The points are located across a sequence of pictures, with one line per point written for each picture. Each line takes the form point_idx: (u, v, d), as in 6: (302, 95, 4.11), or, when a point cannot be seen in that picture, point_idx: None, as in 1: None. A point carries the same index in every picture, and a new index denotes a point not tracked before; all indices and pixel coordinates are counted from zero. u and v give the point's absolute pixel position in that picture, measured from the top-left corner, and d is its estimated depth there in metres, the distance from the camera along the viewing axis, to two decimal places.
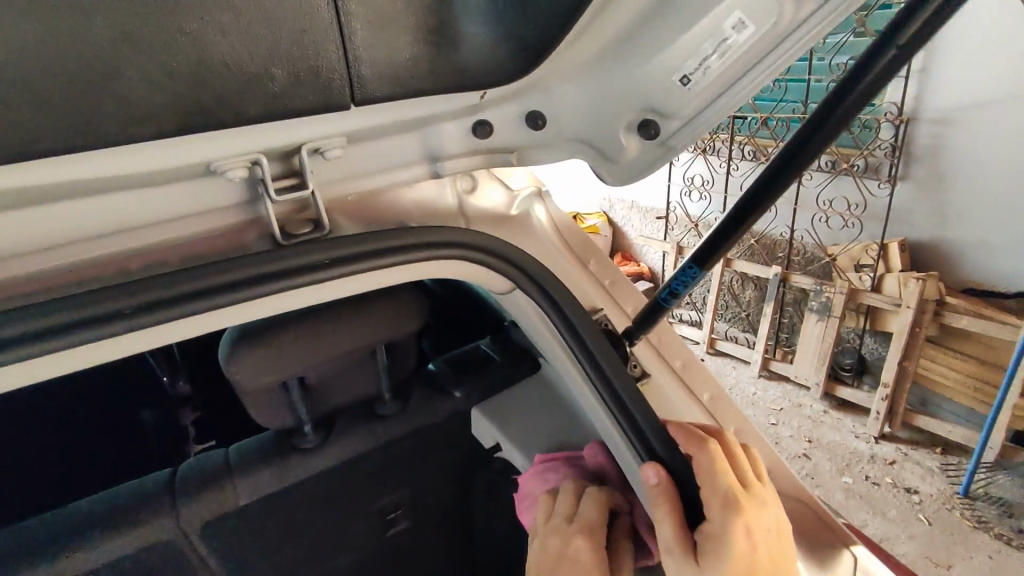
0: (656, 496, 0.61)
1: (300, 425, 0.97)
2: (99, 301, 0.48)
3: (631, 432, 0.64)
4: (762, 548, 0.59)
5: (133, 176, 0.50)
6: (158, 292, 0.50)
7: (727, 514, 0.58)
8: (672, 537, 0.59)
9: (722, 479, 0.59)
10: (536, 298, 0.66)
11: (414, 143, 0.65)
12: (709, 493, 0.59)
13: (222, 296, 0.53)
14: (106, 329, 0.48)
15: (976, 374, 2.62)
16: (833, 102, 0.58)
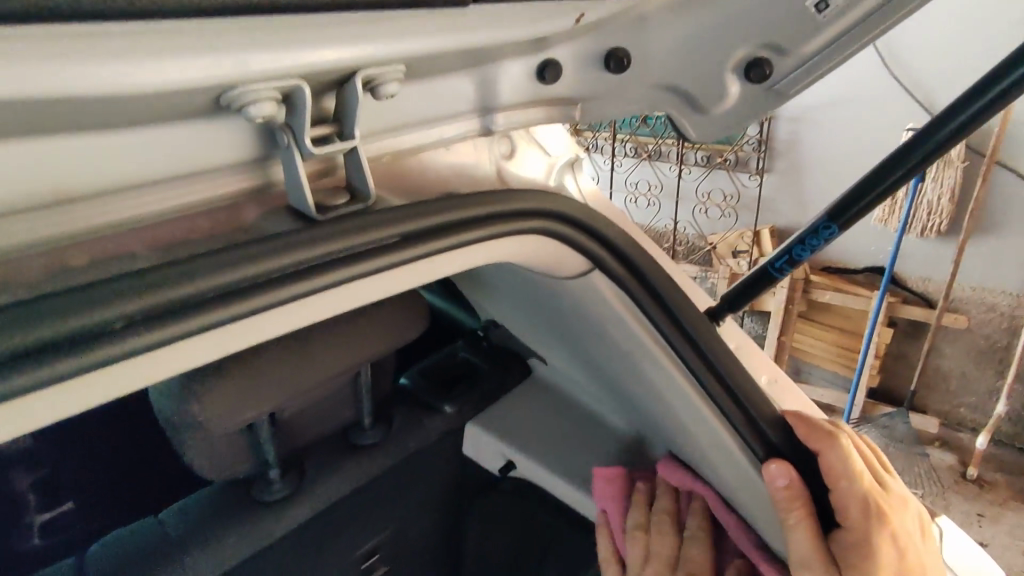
0: (786, 504, 0.56)
1: (263, 472, 0.77)
2: (133, 293, 0.31)
3: (744, 425, 0.57)
4: (902, 551, 0.56)
5: (151, 105, 0.33)
6: (216, 279, 0.34)
7: (870, 522, 0.55)
8: (813, 551, 0.56)
9: (861, 485, 0.55)
10: (626, 282, 0.55)
11: (468, 88, 0.50)
12: (847, 500, 0.55)
13: (287, 287, 0.37)
14: (144, 335, 0.32)
15: (840, 342, 2.94)
16: (991, 80, 0.46)
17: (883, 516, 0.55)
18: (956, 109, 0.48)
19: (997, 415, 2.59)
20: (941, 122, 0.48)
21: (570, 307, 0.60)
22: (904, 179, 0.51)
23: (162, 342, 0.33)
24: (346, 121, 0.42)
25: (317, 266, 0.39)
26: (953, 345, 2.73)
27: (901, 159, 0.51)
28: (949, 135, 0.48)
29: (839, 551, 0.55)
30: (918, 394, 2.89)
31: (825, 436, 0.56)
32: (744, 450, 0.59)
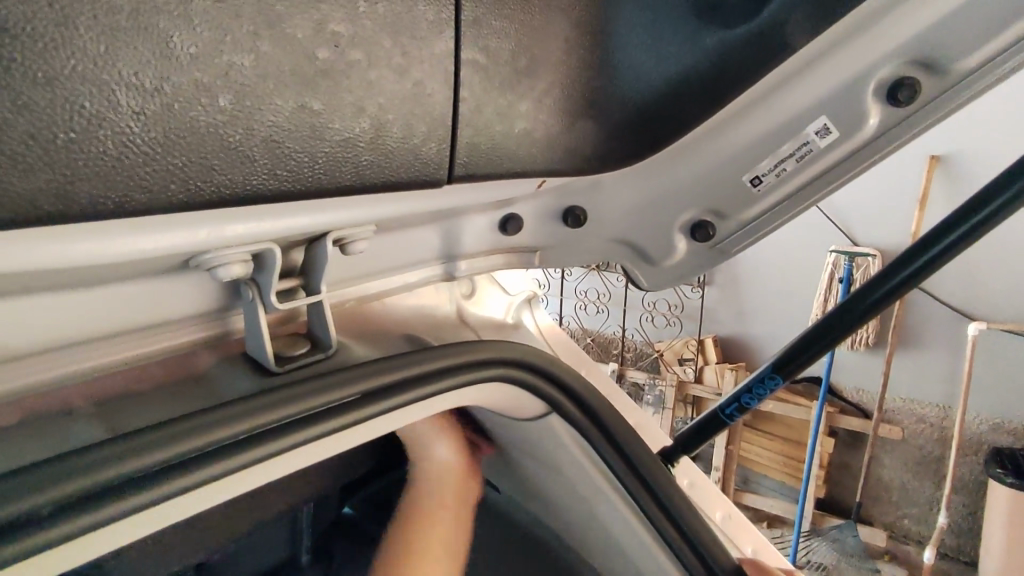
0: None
1: None
2: (69, 474, 0.29)
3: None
4: None
5: (113, 270, 0.33)
6: (160, 454, 0.32)
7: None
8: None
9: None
10: (589, 433, 0.55)
11: (436, 239, 0.52)
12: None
13: (231, 461, 0.35)
14: (77, 521, 0.29)
15: (784, 450, 2.98)
16: (889, 272, 0.55)
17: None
18: (868, 292, 0.56)
19: (940, 528, 2.63)
20: (854, 304, 0.56)
21: (528, 449, 0.60)
22: (832, 345, 0.58)
23: (92, 530, 0.30)
24: (313, 276, 0.43)
25: (272, 429, 0.37)
26: (891, 456, 2.82)
27: (826, 330, 0.57)
28: (862, 314, 0.56)
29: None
30: (863, 505, 2.92)
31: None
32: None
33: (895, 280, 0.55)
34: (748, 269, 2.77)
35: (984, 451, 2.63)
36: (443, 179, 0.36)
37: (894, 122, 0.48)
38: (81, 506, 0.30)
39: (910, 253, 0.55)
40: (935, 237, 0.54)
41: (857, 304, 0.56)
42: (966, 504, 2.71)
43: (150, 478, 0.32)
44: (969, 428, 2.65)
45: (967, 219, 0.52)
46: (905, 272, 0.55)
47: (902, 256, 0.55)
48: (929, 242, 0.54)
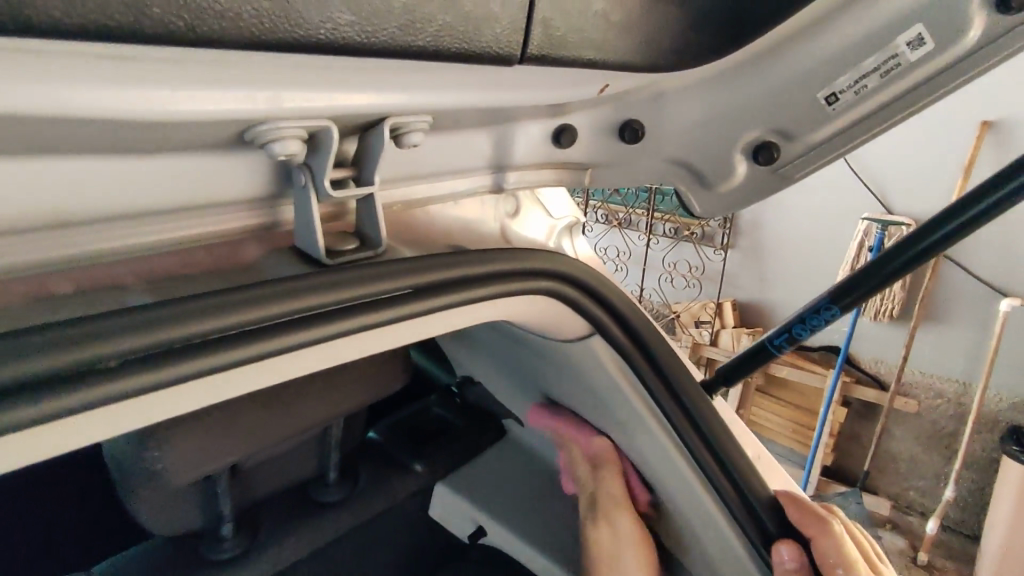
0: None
1: (212, 526, 0.70)
2: (124, 331, 0.28)
3: (742, 513, 0.56)
4: None
5: (168, 134, 0.32)
6: (212, 323, 0.31)
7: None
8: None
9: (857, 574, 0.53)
10: (631, 357, 0.54)
11: (485, 145, 0.50)
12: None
13: (288, 338, 0.35)
14: (132, 379, 0.29)
15: (796, 417, 2.99)
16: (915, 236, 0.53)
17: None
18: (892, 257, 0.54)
19: (946, 500, 2.64)
20: (878, 267, 0.54)
21: (565, 374, 0.59)
22: (860, 301, 0.55)
23: (148, 388, 0.30)
24: (365, 168, 0.41)
25: (327, 313, 0.36)
26: (903, 428, 2.82)
27: (856, 284, 0.55)
28: (900, 267, 0.53)
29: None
30: (869, 475, 2.94)
31: (818, 521, 0.55)
32: (742, 543, 0.57)
33: (983, 203, 0.50)
34: (776, 232, 2.70)
35: (999, 427, 2.61)
36: (513, 58, 0.33)
37: (999, 34, 0.44)
38: (138, 366, 0.29)
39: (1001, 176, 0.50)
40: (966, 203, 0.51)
41: (881, 269, 0.54)
42: (975, 478, 2.71)
43: (207, 346, 0.32)
44: (987, 404, 2.62)
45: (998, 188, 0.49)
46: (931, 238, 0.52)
47: (968, 193, 0.51)
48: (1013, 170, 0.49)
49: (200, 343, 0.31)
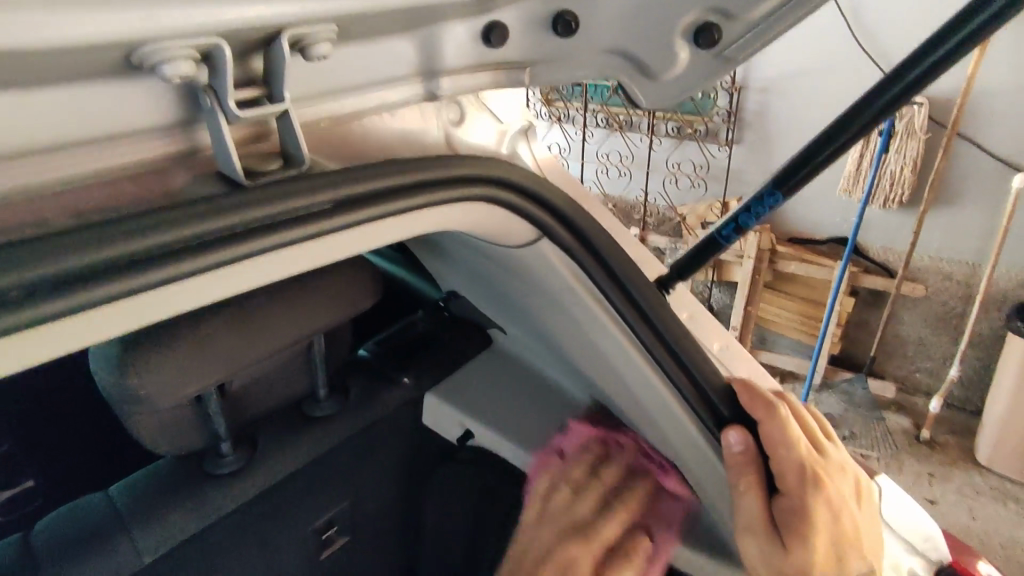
0: (739, 469, 0.59)
1: (214, 443, 0.76)
2: (23, 264, 0.29)
3: (693, 397, 0.60)
4: (836, 510, 0.59)
5: (46, 60, 0.31)
6: (108, 251, 0.31)
7: (806, 488, 0.57)
8: (754, 515, 0.58)
9: (799, 453, 0.57)
10: (579, 257, 0.55)
11: (410, 51, 0.49)
12: (789, 467, 0.57)
13: (203, 255, 0.34)
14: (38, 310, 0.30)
15: (802, 310, 3.02)
16: (856, 110, 0.52)
17: (822, 481, 0.58)
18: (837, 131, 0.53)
19: (950, 380, 2.70)
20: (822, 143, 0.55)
21: (523, 278, 0.60)
22: (817, 172, 0.55)
23: (51, 318, 0.30)
24: (275, 84, 0.40)
25: (245, 230, 0.36)
26: (910, 312, 2.84)
27: (794, 168, 0.55)
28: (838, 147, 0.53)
29: (781, 518, 0.58)
30: (875, 360, 3.01)
31: (766, 406, 0.57)
32: (695, 426, 0.62)
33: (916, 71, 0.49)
34: (780, 123, 2.60)
35: (1006, 305, 2.62)
36: None
37: None
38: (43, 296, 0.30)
39: (933, 40, 0.49)
40: (906, 69, 0.50)
41: (819, 149, 0.54)
42: (980, 356, 2.76)
43: (113, 274, 0.32)
44: (995, 283, 2.62)
45: (931, 52, 0.48)
46: (872, 110, 0.51)
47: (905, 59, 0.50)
48: (943, 36, 0.48)
49: (102, 272, 0.31)
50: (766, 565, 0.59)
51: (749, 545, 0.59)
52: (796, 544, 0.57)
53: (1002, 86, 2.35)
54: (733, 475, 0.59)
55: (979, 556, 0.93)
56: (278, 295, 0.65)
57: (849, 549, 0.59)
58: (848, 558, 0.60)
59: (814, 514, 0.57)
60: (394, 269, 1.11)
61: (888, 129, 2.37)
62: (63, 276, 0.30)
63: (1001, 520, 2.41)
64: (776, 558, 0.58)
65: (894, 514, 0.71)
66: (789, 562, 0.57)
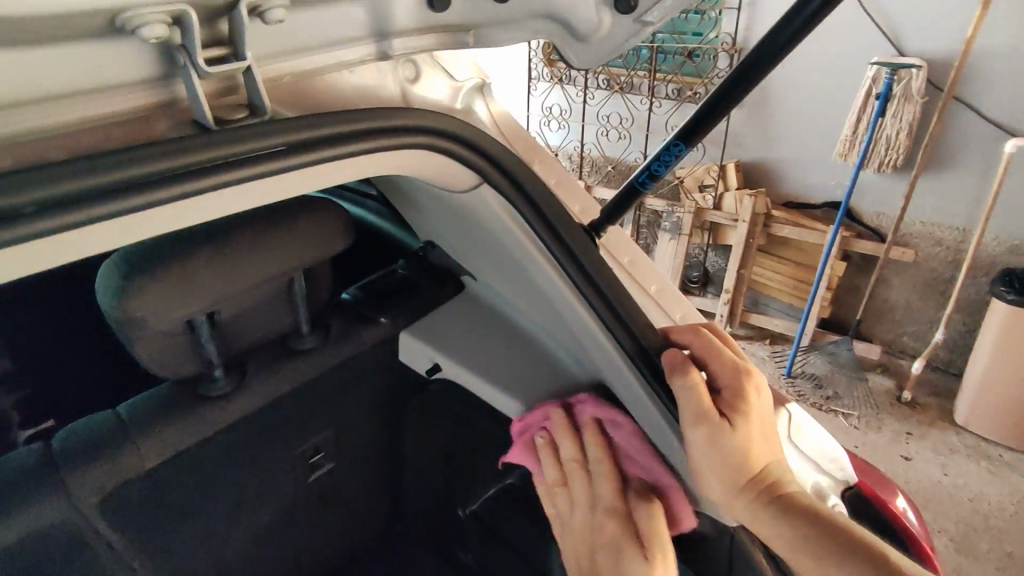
0: (680, 367, 0.70)
1: (207, 370, 0.85)
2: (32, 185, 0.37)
3: (615, 325, 0.71)
4: (767, 406, 0.72)
5: (41, 24, 0.38)
6: (95, 180, 0.39)
7: (740, 378, 0.71)
8: (703, 403, 0.68)
9: (726, 353, 0.72)
10: (512, 200, 0.65)
11: (361, 15, 0.56)
12: (724, 364, 0.71)
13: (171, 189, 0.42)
14: (42, 223, 0.38)
15: (794, 274, 3.07)
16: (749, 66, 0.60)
17: (751, 374, 0.71)
18: (742, 78, 0.61)
19: (933, 342, 2.77)
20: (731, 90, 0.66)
21: (472, 217, 0.70)
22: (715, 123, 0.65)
23: (38, 236, 0.38)
24: (238, 43, 0.47)
25: (213, 168, 0.44)
26: (900, 276, 2.89)
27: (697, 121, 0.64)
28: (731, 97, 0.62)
29: (726, 408, 0.70)
30: (863, 323, 3.09)
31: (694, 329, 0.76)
32: (617, 352, 0.73)
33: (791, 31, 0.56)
34: None
35: (993, 270, 2.67)
36: None
37: None
38: (47, 212, 0.38)
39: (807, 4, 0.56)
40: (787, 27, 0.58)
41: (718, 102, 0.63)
42: (966, 321, 2.82)
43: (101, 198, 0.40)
44: (984, 249, 2.66)
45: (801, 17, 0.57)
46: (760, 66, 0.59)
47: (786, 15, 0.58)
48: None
49: (92, 196, 0.39)
50: (715, 452, 0.68)
51: (699, 432, 0.68)
52: (741, 422, 0.68)
53: (1001, 49, 2.35)
54: (679, 376, 0.69)
55: (896, 494, 1.04)
56: (258, 235, 0.74)
57: (776, 445, 0.72)
58: (770, 447, 0.71)
59: (750, 399, 0.70)
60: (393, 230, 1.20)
61: (885, 92, 2.41)
62: (62, 197, 0.38)
63: (973, 477, 2.46)
64: (728, 441, 0.67)
65: (796, 432, 0.84)
66: (735, 438, 0.67)
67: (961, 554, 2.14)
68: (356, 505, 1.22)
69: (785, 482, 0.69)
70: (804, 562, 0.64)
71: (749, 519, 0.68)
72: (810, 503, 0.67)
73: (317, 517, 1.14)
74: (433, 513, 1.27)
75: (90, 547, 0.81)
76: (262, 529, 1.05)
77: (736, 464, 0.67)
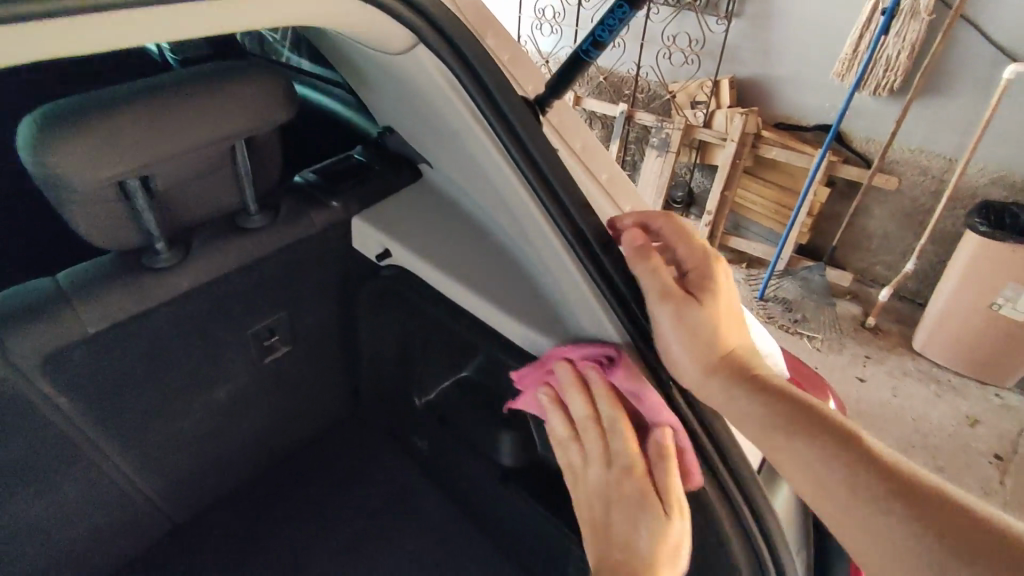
0: (645, 252, 0.69)
1: (148, 242, 0.83)
2: None
3: (548, 198, 0.68)
4: (732, 294, 0.73)
5: None
6: None
7: (711, 265, 0.72)
8: (669, 283, 0.68)
9: (696, 242, 0.73)
10: (453, 68, 0.62)
11: None
12: (696, 251, 0.72)
13: (47, 2, 0.39)
14: None
15: (775, 197, 3.06)
16: None
17: (720, 262, 0.73)
18: None
19: (904, 272, 2.81)
20: None
21: (417, 84, 0.67)
22: None
23: None
24: None
25: None
26: (880, 204, 2.88)
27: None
28: None
29: (694, 290, 0.70)
30: (838, 250, 3.12)
31: (661, 215, 0.74)
32: (558, 238, 0.70)
33: None
34: None
35: (972, 202, 2.66)
36: None
37: None
38: None
39: None
40: None
41: None
42: (937, 252, 2.86)
43: None
44: (967, 180, 2.64)
45: None
46: None
47: None
48: None
49: None
50: (684, 335, 0.69)
51: (669, 319, 0.69)
52: (708, 299, 0.68)
53: None
54: (642, 257, 0.68)
55: (826, 396, 1.07)
56: (191, 95, 0.71)
57: (739, 333, 0.73)
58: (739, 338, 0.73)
59: (719, 284, 0.71)
60: (359, 117, 1.17)
61: (891, 7, 2.26)
62: None
63: (920, 399, 2.58)
64: (701, 321, 0.68)
65: None
66: (706, 320, 0.68)
67: None
68: (315, 389, 1.26)
69: (753, 364, 0.71)
70: (768, 432, 0.67)
71: (720, 401, 0.70)
72: (774, 382, 0.70)
73: (274, 397, 1.18)
74: (390, 402, 1.31)
75: (38, 408, 0.83)
76: (220, 404, 1.09)
77: (703, 347, 0.69)
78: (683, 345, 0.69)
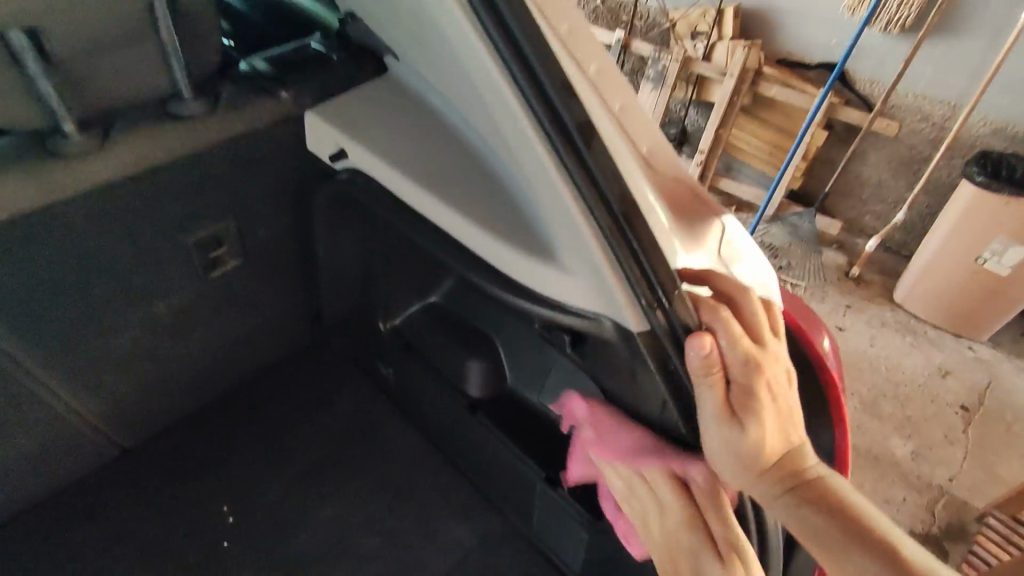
0: (702, 374, 0.63)
1: (54, 122, 0.72)
2: None
3: (521, 72, 0.57)
4: (781, 405, 0.65)
5: None
6: None
7: (751, 375, 0.63)
8: (715, 403, 0.63)
9: (740, 345, 0.63)
10: None
11: None
12: (736, 359, 0.63)
13: None
14: None
15: (771, 140, 2.94)
16: None
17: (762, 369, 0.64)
18: None
19: (893, 223, 2.74)
20: None
21: None
22: None
23: None
24: None
25: None
26: (877, 150, 2.78)
27: None
28: None
29: (736, 404, 0.63)
30: (829, 198, 3.04)
31: (711, 308, 0.65)
32: (534, 128, 0.59)
33: None
34: None
35: (971, 152, 2.57)
36: None
37: None
38: None
39: None
40: None
41: None
42: (929, 204, 2.79)
43: None
44: (969, 128, 2.52)
45: None
46: None
47: None
48: None
49: None
50: (726, 456, 0.65)
51: (711, 428, 0.64)
52: (752, 425, 0.62)
53: None
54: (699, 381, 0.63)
55: (824, 334, 1.00)
56: None
57: (793, 443, 0.66)
58: (788, 437, 0.66)
59: (761, 399, 0.63)
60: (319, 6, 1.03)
61: None
62: None
63: (896, 350, 2.57)
64: (737, 444, 0.63)
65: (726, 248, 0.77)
66: (746, 442, 0.63)
67: (867, 413, 2.27)
68: (271, 310, 1.17)
69: (805, 470, 0.64)
70: (804, 538, 0.62)
71: (767, 501, 0.64)
72: (824, 491, 0.63)
73: (224, 316, 1.09)
74: (353, 328, 1.23)
75: None
76: (162, 319, 1.00)
77: (750, 461, 0.64)
78: (718, 452, 0.66)
